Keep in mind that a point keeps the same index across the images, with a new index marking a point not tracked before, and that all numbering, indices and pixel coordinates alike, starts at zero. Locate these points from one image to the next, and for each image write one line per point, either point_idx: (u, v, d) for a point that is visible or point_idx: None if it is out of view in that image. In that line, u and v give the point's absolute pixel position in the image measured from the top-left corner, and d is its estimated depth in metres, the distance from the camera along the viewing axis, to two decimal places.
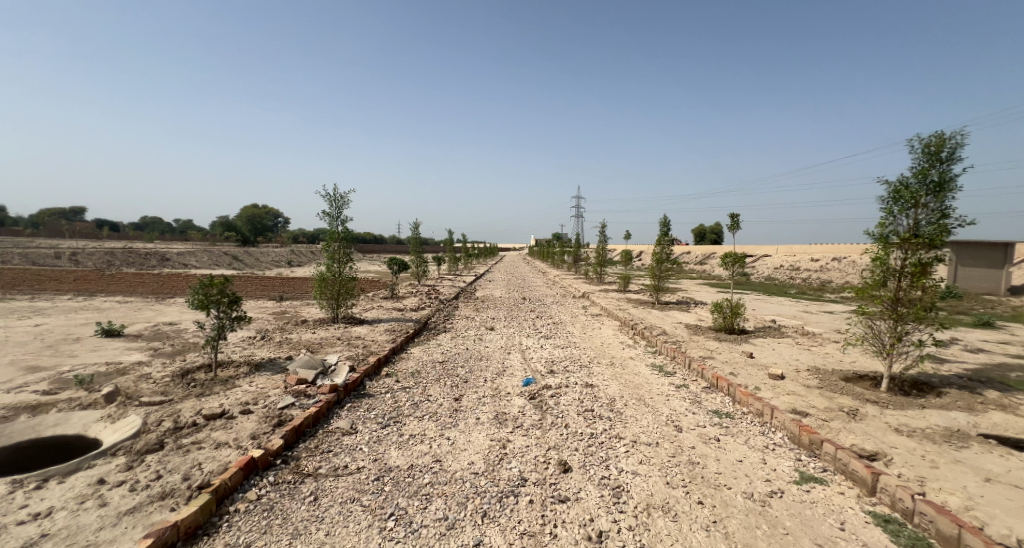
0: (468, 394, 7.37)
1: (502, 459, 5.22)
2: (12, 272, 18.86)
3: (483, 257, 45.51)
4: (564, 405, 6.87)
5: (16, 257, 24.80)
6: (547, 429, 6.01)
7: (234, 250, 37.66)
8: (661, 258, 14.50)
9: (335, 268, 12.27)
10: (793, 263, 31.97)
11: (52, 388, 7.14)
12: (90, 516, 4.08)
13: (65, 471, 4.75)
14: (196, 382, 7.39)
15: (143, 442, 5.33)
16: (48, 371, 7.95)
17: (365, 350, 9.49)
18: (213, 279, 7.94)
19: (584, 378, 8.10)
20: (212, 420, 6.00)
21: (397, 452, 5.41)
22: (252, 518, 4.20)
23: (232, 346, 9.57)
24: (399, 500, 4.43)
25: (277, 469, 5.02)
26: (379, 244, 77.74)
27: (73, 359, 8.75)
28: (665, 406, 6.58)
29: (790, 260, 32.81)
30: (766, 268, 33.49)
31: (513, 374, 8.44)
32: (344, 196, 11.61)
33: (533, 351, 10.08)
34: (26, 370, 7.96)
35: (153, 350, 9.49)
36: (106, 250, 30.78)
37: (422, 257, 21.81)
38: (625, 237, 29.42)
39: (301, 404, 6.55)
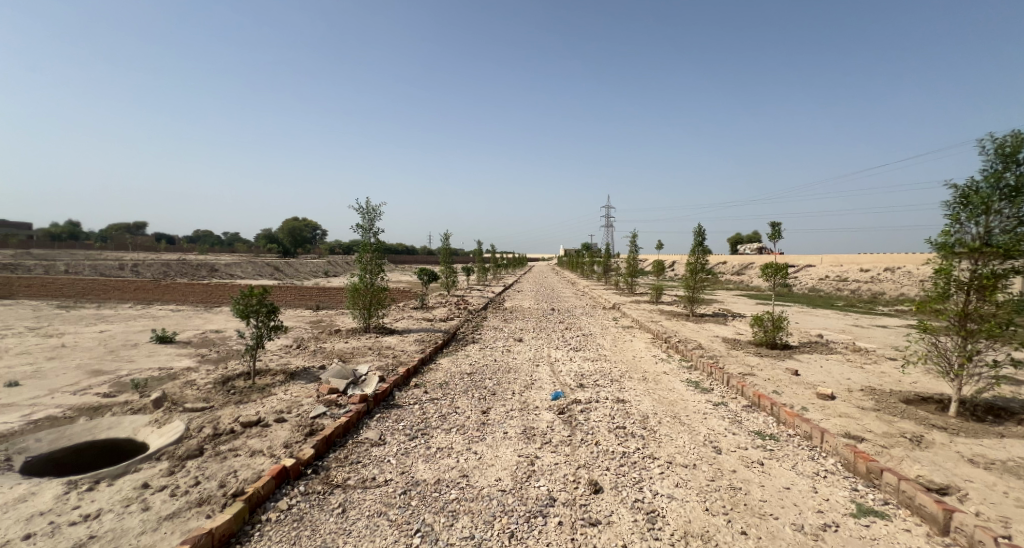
0: (496, 407, 7.24)
1: (530, 476, 5.06)
2: (82, 282, 20.23)
3: (513, 268, 45.59)
4: (594, 421, 6.65)
5: (87, 269, 26.57)
6: (577, 447, 5.79)
7: (277, 262, 39.10)
8: (695, 269, 13.92)
9: (367, 278, 12.47)
10: (841, 274, 30.38)
11: (109, 391, 7.47)
12: (133, 519, 4.17)
13: (114, 474, 4.92)
14: (236, 389, 7.57)
15: (184, 447, 5.46)
16: (108, 375, 8.36)
17: (394, 360, 9.54)
18: (253, 289, 8.16)
19: (617, 393, 7.81)
20: (248, 427, 6.09)
21: (424, 464, 5.34)
22: (282, 528, 4.20)
23: (269, 354, 9.82)
24: (426, 516, 4.33)
25: (307, 479, 5.02)
26: (411, 255, 79.25)
27: (130, 364, 9.15)
28: (702, 425, 6.26)
29: (838, 271, 31.23)
30: (810, 279, 31.94)
31: (542, 388, 8.23)
32: (376, 208, 11.87)
33: (562, 363, 9.86)
34: (87, 374, 8.40)
35: (200, 357, 9.86)
36: (162, 261, 32.72)
37: (452, 267, 22.02)
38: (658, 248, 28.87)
39: (332, 413, 6.59)
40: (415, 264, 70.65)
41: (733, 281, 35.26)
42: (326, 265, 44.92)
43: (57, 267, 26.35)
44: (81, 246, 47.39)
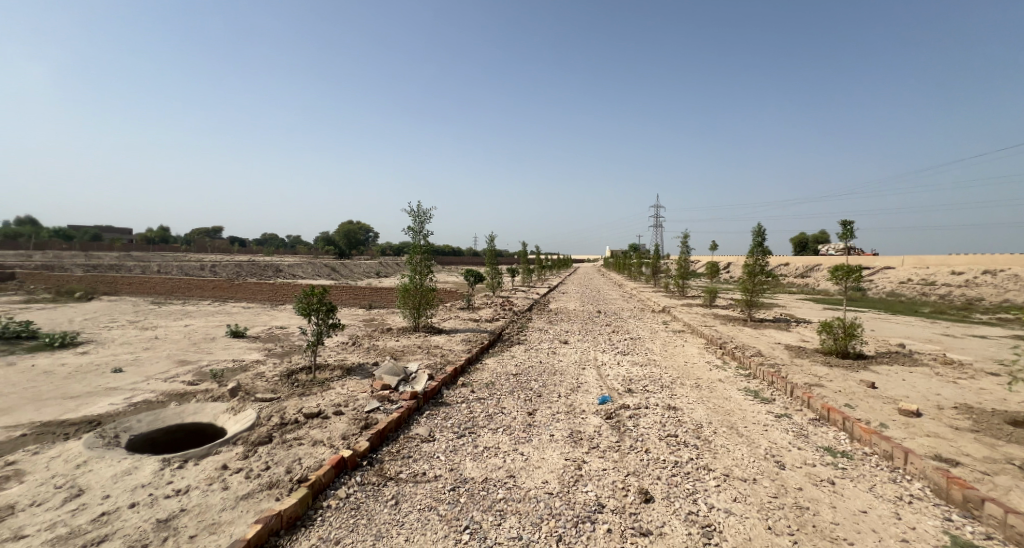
0: (542, 409, 7.15)
1: (577, 481, 4.93)
2: (169, 280, 22.25)
3: (559, 269, 45.38)
4: (644, 428, 6.41)
5: (175, 269, 29.25)
6: (627, 454, 5.59)
7: (335, 263, 41.00)
8: (753, 270, 13.16)
9: (416, 279, 12.76)
10: (928, 277, 27.70)
11: (193, 379, 8.11)
12: (215, 497, 4.46)
13: (200, 454, 5.29)
14: (299, 382, 7.97)
15: (256, 434, 5.79)
16: (192, 364, 9.11)
17: (442, 359, 9.68)
18: (314, 288, 8.55)
19: (669, 400, 7.51)
20: (310, 418, 6.37)
21: (472, 463, 5.34)
22: (342, 515, 4.35)
23: (328, 350, 10.28)
24: (475, 514, 4.32)
25: (363, 470, 5.16)
26: (459, 256, 80.56)
27: (209, 355, 9.92)
28: (762, 438, 5.87)
29: (925, 274, 28.50)
30: (890, 283, 29.36)
31: (590, 391, 8.05)
32: (427, 211, 12.11)
33: (610, 367, 9.61)
34: (175, 363, 9.19)
35: (267, 351, 10.49)
36: (235, 262, 35.24)
37: (498, 269, 22.15)
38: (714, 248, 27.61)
39: (385, 408, 6.77)
40: (462, 265, 71.86)
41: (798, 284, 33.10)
42: (377, 265, 46.60)
43: (150, 267, 29.22)
44: (170, 249, 52.38)
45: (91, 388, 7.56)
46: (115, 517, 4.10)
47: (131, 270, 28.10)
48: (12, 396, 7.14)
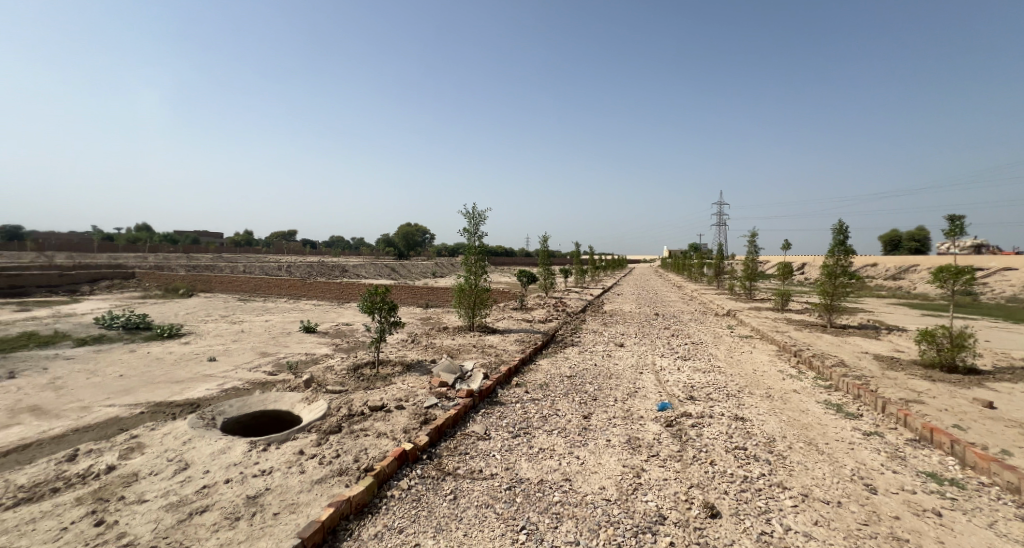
0: (598, 413, 6.91)
1: (636, 489, 4.72)
2: (251, 278, 24.20)
3: (614, 269, 44.34)
4: (709, 438, 6.02)
5: (257, 269, 31.79)
6: (690, 465, 5.27)
7: (395, 264, 42.59)
8: (834, 271, 12.05)
9: (471, 279, 12.89)
10: None
11: (272, 369, 8.71)
12: (294, 479, 4.73)
13: (281, 439, 5.64)
14: (363, 376, 8.28)
15: (327, 423, 6.06)
16: (271, 356, 9.79)
17: (496, 358, 9.67)
18: (377, 288, 8.85)
19: (736, 410, 7.00)
20: (375, 411, 6.57)
21: (527, 463, 5.26)
22: (404, 505, 4.46)
23: (389, 347, 10.62)
24: (531, 515, 4.27)
25: (424, 464, 5.24)
26: (512, 257, 80.98)
27: (286, 348, 10.61)
28: (847, 457, 5.32)
29: None
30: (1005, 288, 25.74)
31: (648, 397, 7.70)
32: (481, 212, 12.18)
33: (669, 372, 9.16)
34: (258, 354, 9.94)
35: (335, 345, 11.05)
36: (306, 262, 37.58)
37: (551, 269, 21.93)
38: (786, 247, 25.66)
39: (443, 405, 6.84)
40: (515, 266, 72.21)
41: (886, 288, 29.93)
42: (433, 266, 47.86)
43: (236, 265, 32.09)
44: (251, 250, 57.20)
45: (191, 374, 8.35)
46: (213, 490, 4.51)
47: (221, 270, 30.99)
48: (131, 378, 8.06)
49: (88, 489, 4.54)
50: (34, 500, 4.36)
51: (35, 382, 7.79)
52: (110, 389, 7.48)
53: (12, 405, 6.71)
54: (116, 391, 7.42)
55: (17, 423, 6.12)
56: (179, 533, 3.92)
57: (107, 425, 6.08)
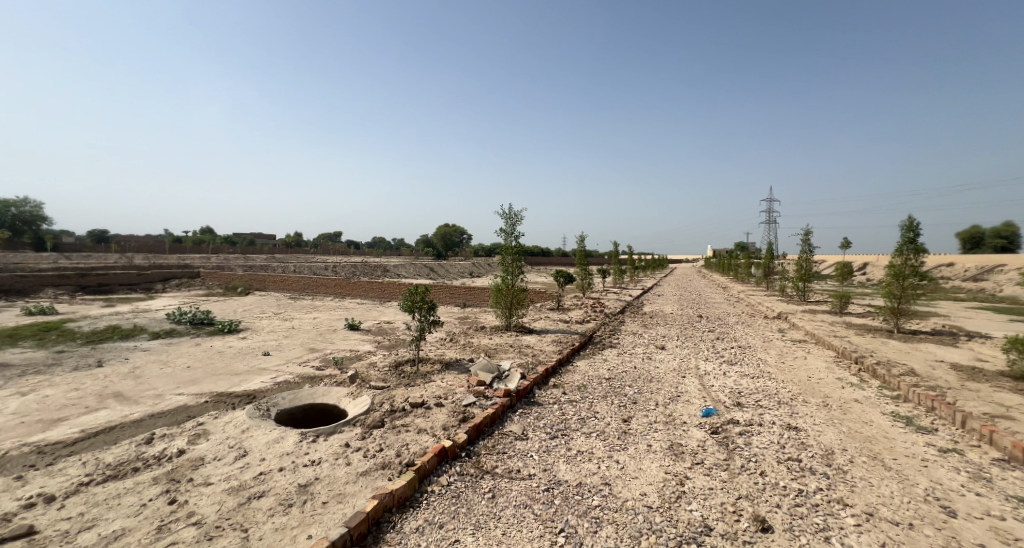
0: (638, 417, 6.69)
1: (679, 497, 4.54)
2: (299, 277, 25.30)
3: (654, 269, 43.17)
4: (759, 446, 5.71)
5: (305, 269, 33.20)
6: (738, 475, 5.00)
7: (434, 264, 43.30)
8: (901, 272, 11.14)
9: (508, 279, 12.84)
10: None
11: (320, 364, 9.02)
12: (341, 470, 4.83)
13: (328, 431, 5.78)
14: (404, 373, 8.40)
15: (371, 418, 6.17)
16: (319, 351, 10.15)
17: (534, 358, 9.58)
18: (417, 287, 8.96)
19: (789, 419, 6.57)
20: (415, 407, 6.62)
21: (565, 465, 5.14)
22: (444, 501, 4.46)
23: (428, 345, 10.76)
24: (570, 518, 4.18)
25: (463, 461, 5.22)
26: (549, 257, 80.52)
27: (332, 344, 10.98)
28: (918, 474, 4.89)
29: None
30: None
31: (691, 402, 7.39)
32: (518, 212, 12.11)
33: (714, 377, 8.76)
34: (306, 349, 10.33)
35: (376, 343, 11.31)
36: (349, 262, 38.80)
37: (588, 269, 21.58)
38: (843, 246, 24.04)
39: (481, 404, 6.82)
40: (552, 265, 71.81)
41: (959, 290, 27.40)
42: (469, 266, 48.31)
43: (287, 265, 33.69)
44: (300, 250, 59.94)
45: (248, 366, 8.79)
46: (269, 477, 4.68)
47: (273, 269, 32.62)
48: (196, 369, 8.58)
49: (163, 470, 4.83)
50: (119, 477, 4.70)
51: (118, 370, 8.45)
52: (179, 379, 7.98)
53: (99, 391, 7.29)
54: (184, 380, 7.90)
55: (103, 407, 6.63)
56: (239, 515, 4.08)
57: (177, 412, 6.47)
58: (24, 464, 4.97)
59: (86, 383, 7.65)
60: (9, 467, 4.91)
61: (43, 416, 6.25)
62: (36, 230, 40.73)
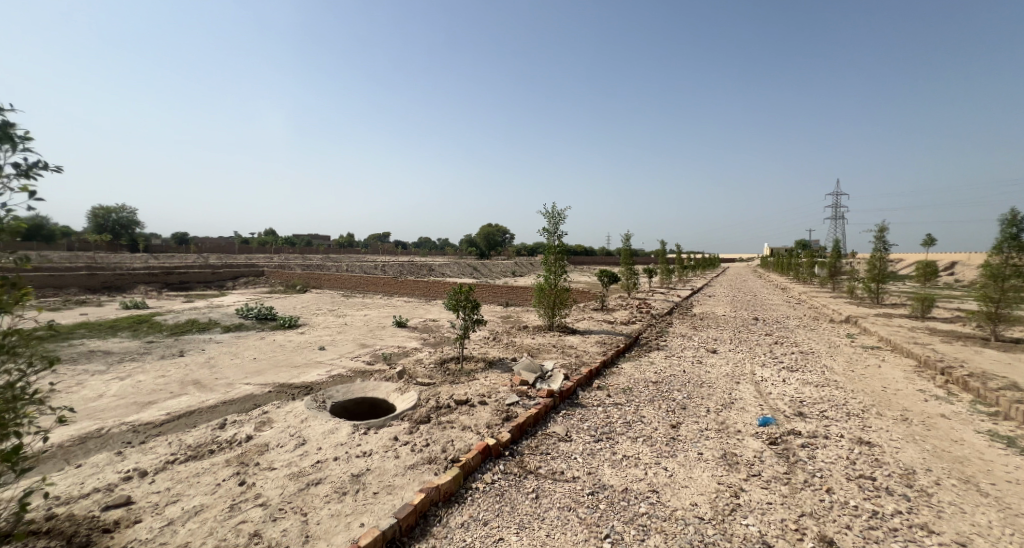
0: (688, 423, 6.33)
1: (734, 510, 4.23)
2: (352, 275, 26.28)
3: (704, 269, 41.34)
4: (825, 460, 5.23)
5: (357, 268, 34.53)
6: (800, 490, 4.59)
7: (478, 264, 43.66)
8: (999, 273, 9.94)
9: (551, 279, 12.65)
10: None
11: (370, 360, 9.25)
12: (390, 463, 4.86)
13: (378, 424, 5.86)
14: (449, 371, 8.44)
15: (418, 414, 6.21)
16: (369, 347, 10.42)
17: (577, 359, 9.34)
18: (462, 286, 8.98)
19: (860, 433, 5.98)
20: (460, 405, 6.60)
21: (610, 469, 4.92)
22: (488, 499, 4.37)
23: (472, 343, 10.78)
24: (616, 525, 3.99)
25: (506, 459, 5.12)
26: (593, 256, 79.19)
27: (381, 340, 11.26)
28: (1021, 503, 4.29)
29: None
30: None
31: (746, 409, 6.91)
32: (561, 212, 11.90)
33: (772, 384, 8.17)
34: (358, 345, 10.64)
35: (422, 340, 11.48)
36: (397, 262, 39.80)
37: (633, 269, 20.95)
38: (924, 244, 21.86)
39: (524, 403, 6.70)
40: (596, 265, 70.57)
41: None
42: (513, 265, 48.30)
43: (341, 264, 35.18)
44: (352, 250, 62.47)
45: (306, 360, 9.17)
46: (325, 465, 4.79)
47: (329, 269, 34.17)
48: (261, 361, 9.05)
49: (234, 453, 5.08)
50: (198, 458, 4.97)
51: (195, 359, 9.09)
52: (246, 369, 8.44)
53: (181, 378, 7.85)
54: (251, 371, 8.35)
55: (185, 393, 7.12)
56: (299, 500, 4.19)
57: (245, 400, 6.81)
58: (122, 441, 5.41)
59: (170, 370, 8.28)
60: (110, 443, 5.35)
61: (136, 399, 6.79)
62: (130, 233, 45.18)
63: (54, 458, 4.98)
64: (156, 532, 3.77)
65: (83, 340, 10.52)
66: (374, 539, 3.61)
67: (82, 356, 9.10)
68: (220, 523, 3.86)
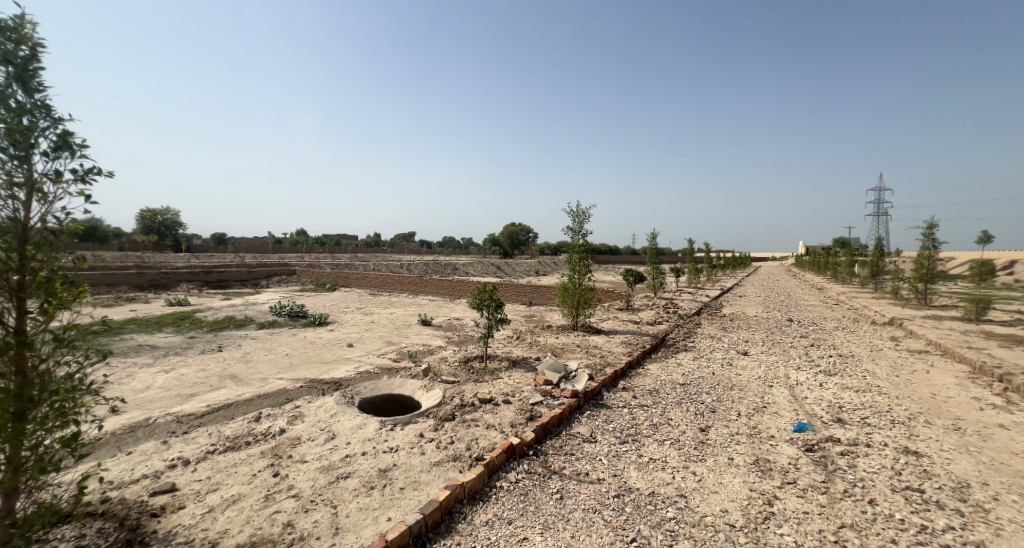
0: (717, 426, 6.09)
1: (768, 519, 4.03)
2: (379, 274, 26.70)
3: (734, 269, 40.16)
4: (866, 469, 4.94)
5: (384, 268, 35.10)
6: (840, 501, 4.33)
7: (502, 263, 43.68)
8: None
9: (576, 278, 12.48)
10: None
11: (396, 357, 9.33)
12: (416, 459, 4.85)
13: (405, 421, 5.87)
14: (473, 369, 8.41)
15: (443, 411, 6.19)
16: (395, 345, 10.52)
17: (602, 359, 9.17)
18: (486, 285, 8.94)
19: (905, 442, 5.62)
20: (484, 403, 6.55)
21: (636, 472, 4.77)
22: (512, 498, 4.29)
23: (496, 342, 10.74)
24: (643, 528, 3.85)
25: (531, 459, 5.03)
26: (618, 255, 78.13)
27: (407, 338, 11.36)
28: None
29: None
30: None
31: (779, 414, 6.62)
32: (585, 210, 11.72)
33: (808, 388, 7.81)
34: (384, 342, 10.76)
35: (447, 338, 11.52)
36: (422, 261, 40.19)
37: (659, 268, 20.52)
38: (977, 243, 20.56)
39: (548, 403, 6.60)
40: (621, 265, 69.61)
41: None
42: (536, 266, 47.94)
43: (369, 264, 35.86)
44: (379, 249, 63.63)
45: (335, 356, 9.32)
46: (354, 460, 4.82)
47: (357, 268, 34.88)
48: (293, 357, 9.27)
49: (269, 445, 5.17)
50: (236, 449, 5.09)
51: (233, 354, 9.39)
52: (279, 364, 8.65)
53: (220, 372, 8.10)
54: (283, 366, 8.55)
55: (224, 386, 7.34)
56: (330, 492, 4.22)
57: (278, 394, 6.95)
58: (167, 431, 5.59)
59: (209, 364, 8.57)
60: (156, 432, 5.54)
61: (179, 390, 7.04)
62: (175, 234, 47.41)
63: (108, 445, 5.19)
64: (198, 518, 3.86)
65: (132, 334, 11.05)
66: (401, 533, 3.58)
67: (131, 349, 9.54)
68: (256, 512, 3.92)
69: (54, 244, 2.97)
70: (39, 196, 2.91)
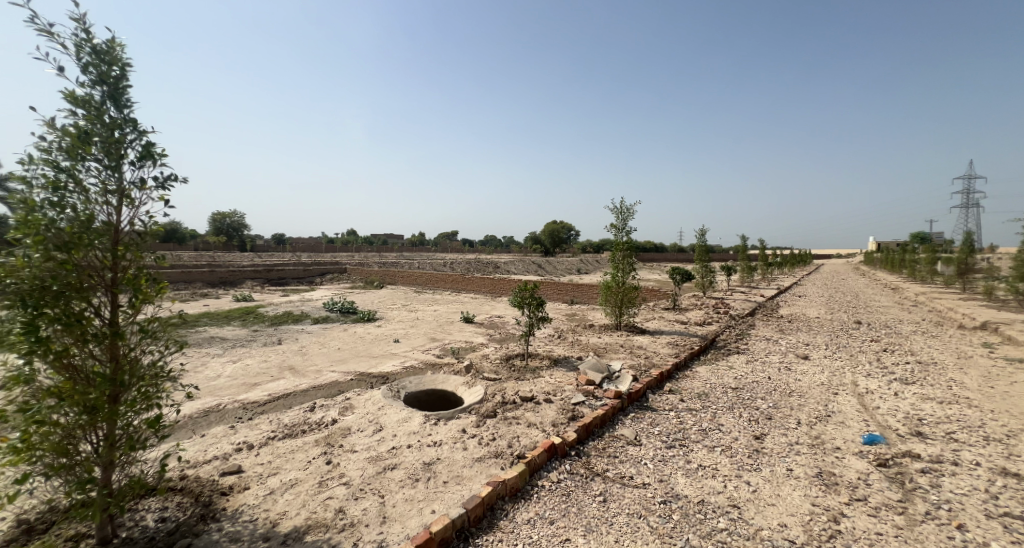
0: (774, 434, 5.58)
1: (834, 538, 3.59)
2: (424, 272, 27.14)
3: (792, 268, 37.66)
4: (954, 489, 4.33)
5: (429, 266, 35.66)
6: (921, 523, 3.81)
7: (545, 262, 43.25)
8: None
9: (619, 276, 12.04)
10: None
11: (440, 353, 9.33)
12: (459, 454, 4.73)
13: (447, 416, 5.79)
14: (514, 367, 8.25)
15: (484, 408, 6.06)
16: (438, 341, 10.55)
17: (647, 360, 8.74)
18: (526, 283, 8.74)
19: (1003, 462, 4.89)
20: (525, 402, 6.36)
21: (684, 479, 4.41)
22: (554, 498, 4.07)
23: (538, 341, 10.53)
24: (691, 538, 3.54)
25: (572, 460, 4.78)
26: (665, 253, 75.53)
27: (450, 335, 11.37)
28: None
29: None
30: None
31: (846, 424, 5.99)
32: (629, 206, 11.23)
33: (881, 397, 7.05)
34: (428, 338, 10.82)
35: (489, 335, 11.43)
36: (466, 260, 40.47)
37: (708, 267, 19.54)
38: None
39: (590, 403, 6.31)
40: (668, 263, 67.26)
41: None
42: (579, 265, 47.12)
43: (416, 262, 36.60)
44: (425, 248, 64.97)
45: (382, 351, 9.45)
46: (400, 452, 4.77)
47: (404, 265, 35.70)
48: (343, 350, 9.50)
49: (322, 434, 5.23)
50: (294, 436, 5.19)
51: (290, 347, 9.75)
52: (331, 357, 8.88)
53: (279, 363, 8.42)
54: (335, 359, 8.77)
55: (283, 376, 7.60)
56: (377, 482, 4.17)
57: (331, 386, 7.10)
58: (235, 416, 5.81)
59: (270, 356, 8.93)
60: (225, 417, 5.77)
61: (246, 379, 7.36)
62: (241, 234, 50.60)
63: (184, 428, 5.45)
64: (261, 499, 3.92)
65: (205, 327, 11.78)
66: (444, 526, 3.46)
67: (204, 340, 10.15)
68: (311, 497, 3.93)
69: (140, 244, 3.07)
70: (128, 201, 3.02)
